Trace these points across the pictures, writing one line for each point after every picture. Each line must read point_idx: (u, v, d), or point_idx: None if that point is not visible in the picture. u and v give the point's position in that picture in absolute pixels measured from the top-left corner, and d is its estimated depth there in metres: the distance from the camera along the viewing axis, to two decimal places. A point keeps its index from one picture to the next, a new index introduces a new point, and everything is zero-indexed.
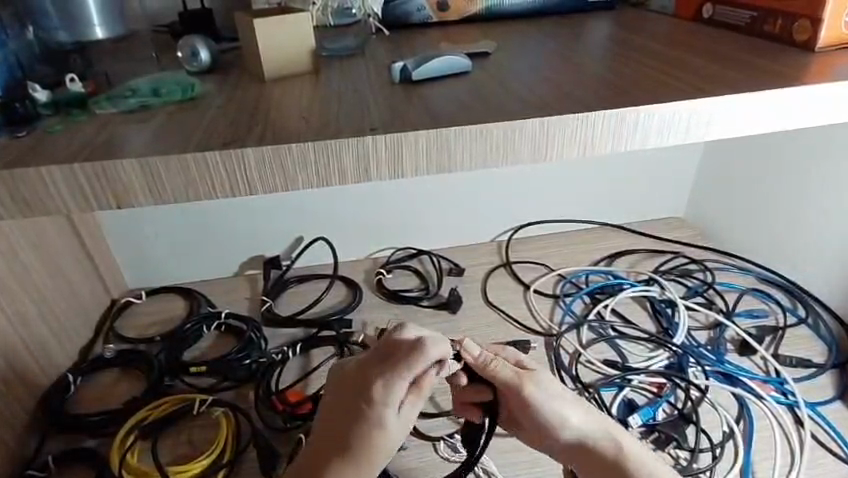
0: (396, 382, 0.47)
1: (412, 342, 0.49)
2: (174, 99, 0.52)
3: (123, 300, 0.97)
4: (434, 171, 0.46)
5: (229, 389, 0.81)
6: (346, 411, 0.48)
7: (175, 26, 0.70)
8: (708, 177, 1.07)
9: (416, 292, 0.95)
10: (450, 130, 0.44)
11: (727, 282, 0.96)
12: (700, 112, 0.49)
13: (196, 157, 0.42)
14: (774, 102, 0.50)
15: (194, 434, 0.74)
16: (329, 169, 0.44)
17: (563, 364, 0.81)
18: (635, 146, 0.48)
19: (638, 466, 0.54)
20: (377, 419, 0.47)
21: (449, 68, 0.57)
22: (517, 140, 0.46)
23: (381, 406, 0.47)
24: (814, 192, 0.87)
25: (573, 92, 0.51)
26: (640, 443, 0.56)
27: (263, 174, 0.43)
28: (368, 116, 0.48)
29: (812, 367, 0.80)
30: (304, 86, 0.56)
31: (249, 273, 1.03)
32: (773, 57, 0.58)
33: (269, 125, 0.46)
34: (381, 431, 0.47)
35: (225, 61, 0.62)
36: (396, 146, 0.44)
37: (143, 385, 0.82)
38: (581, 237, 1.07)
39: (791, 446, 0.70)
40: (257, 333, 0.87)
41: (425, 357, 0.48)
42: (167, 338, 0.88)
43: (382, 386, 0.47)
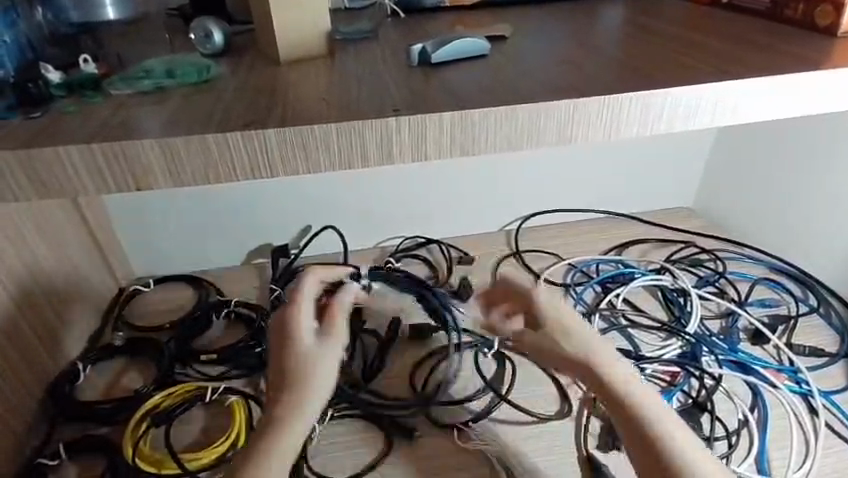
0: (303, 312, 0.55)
1: (295, 286, 0.58)
2: (189, 81, 0.51)
3: (131, 288, 0.96)
4: (456, 154, 0.45)
5: (240, 377, 0.80)
6: (279, 351, 0.52)
7: (186, 8, 0.68)
8: (717, 166, 1.07)
9: (427, 281, 0.95)
10: (474, 113, 0.44)
11: (738, 271, 0.95)
12: (726, 95, 0.48)
13: (217, 139, 0.41)
14: (800, 86, 0.49)
15: (205, 423, 0.74)
16: (352, 152, 0.43)
17: None
18: (659, 129, 0.48)
19: (621, 383, 0.50)
20: (297, 343, 0.52)
21: (467, 50, 0.56)
22: (541, 122, 0.45)
23: (297, 333, 0.53)
24: (829, 182, 0.87)
25: (596, 76, 0.51)
26: (625, 366, 0.52)
27: (285, 156, 0.42)
28: (389, 99, 0.47)
29: (825, 356, 0.80)
30: (320, 69, 0.55)
31: (257, 262, 1.02)
32: (795, 42, 0.57)
33: (289, 108, 0.46)
34: (304, 349, 0.52)
35: (237, 43, 0.61)
36: (419, 128, 0.43)
37: (152, 373, 0.81)
38: (590, 226, 1.06)
39: (806, 435, 0.70)
40: (268, 321, 0.86)
41: (305, 290, 0.57)
42: (177, 326, 0.87)
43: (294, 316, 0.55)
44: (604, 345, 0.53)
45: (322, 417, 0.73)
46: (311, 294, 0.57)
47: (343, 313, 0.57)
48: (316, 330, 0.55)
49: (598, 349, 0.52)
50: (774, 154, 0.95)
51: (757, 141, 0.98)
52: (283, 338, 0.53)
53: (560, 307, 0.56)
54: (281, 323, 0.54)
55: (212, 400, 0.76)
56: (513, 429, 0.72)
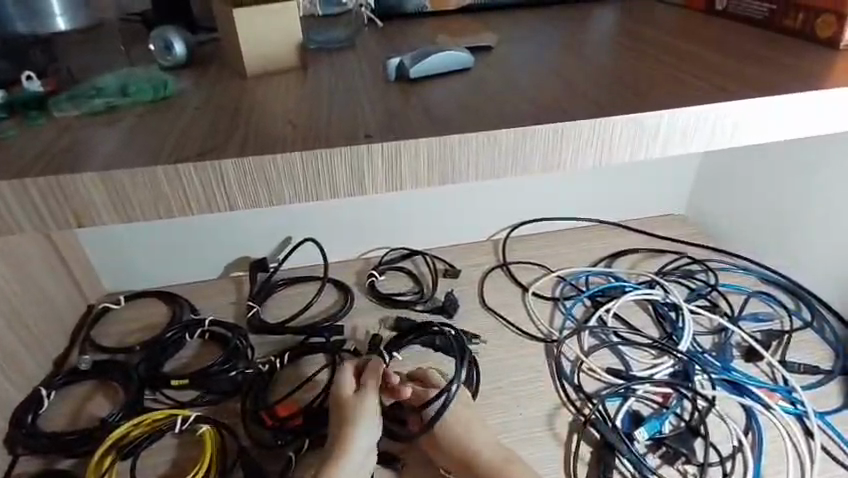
0: (346, 390, 0.64)
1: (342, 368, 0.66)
2: (144, 99, 0.47)
3: (100, 306, 0.92)
4: (435, 183, 0.41)
5: (212, 403, 0.76)
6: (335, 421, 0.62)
7: (149, 14, 0.64)
8: (709, 176, 1.04)
9: (409, 296, 0.91)
10: (455, 138, 0.40)
11: (731, 283, 0.93)
12: (725, 116, 0.44)
13: (167, 172, 0.37)
14: (803, 105, 0.46)
15: (176, 454, 0.70)
16: (319, 181, 0.39)
17: (564, 372, 0.78)
18: (655, 151, 0.44)
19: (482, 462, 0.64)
20: (345, 414, 0.62)
21: (448, 63, 0.52)
22: (528, 146, 0.41)
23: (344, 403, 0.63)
24: (828, 194, 0.83)
25: (588, 92, 0.47)
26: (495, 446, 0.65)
27: (244, 189, 0.38)
28: (362, 120, 0.43)
29: (820, 374, 0.78)
30: (289, 85, 0.51)
31: (235, 276, 0.98)
32: (796, 55, 0.54)
33: (252, 130, 0.42)
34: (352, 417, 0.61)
35: (203, 54, 0.57)
36: (393, 155, 0.39)
37: (121, 399, 0.77)
38: (580, 235, 1.03)
39: (802, 458, 0.68)
40: (244, 341, 0.82)
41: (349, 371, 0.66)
42: (148, 347, 0.83)
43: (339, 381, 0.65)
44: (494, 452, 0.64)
45: (299, 447, 0.69)
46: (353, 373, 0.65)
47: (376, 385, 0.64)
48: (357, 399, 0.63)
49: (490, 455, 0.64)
50: (771, 163, 0.91)
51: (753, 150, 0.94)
52: (337, 403, 0.63)
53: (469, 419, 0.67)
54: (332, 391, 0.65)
55: (183, 430, 0.72)
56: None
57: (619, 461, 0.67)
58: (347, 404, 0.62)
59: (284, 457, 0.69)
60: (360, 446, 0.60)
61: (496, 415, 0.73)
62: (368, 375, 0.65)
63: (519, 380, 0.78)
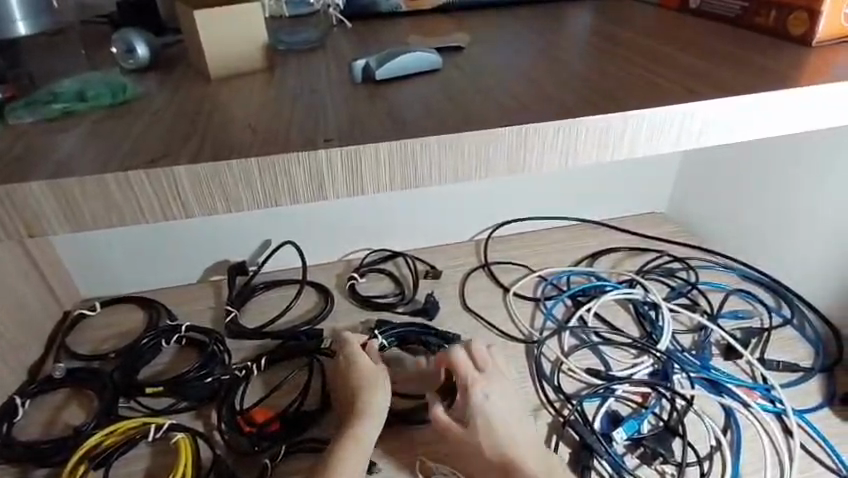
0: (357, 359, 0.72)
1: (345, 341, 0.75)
2: (103, 104, 0.46)
3: (76, 312, 0.90)
4: (398, 187, 0.41)
5: (188, 410, 0.75)
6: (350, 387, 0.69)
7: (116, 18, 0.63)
8: (689, 175, 1.05)
9: (390, 298, 0.90)
10: (417, 142, 0.39)
11: (711, 281, 0.93)
12: (692, 116, 0.44)
13: (118, 180, 0.36)
14: (772, 104, 0.46)
15: (151, 463, 0.69)
16: (278, 187, 0.38)
17: (544, 372, 0.77)
18: (622, 153, 0.44)
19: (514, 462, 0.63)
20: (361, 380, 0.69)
21: (416, 64, 0.51)
22: (492, 150, 0.41)
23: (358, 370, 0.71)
24: (816, 194, 0.82)
25: (555, 93, 0.46)
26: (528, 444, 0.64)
27: (199, 196, 0.38)
28: (324, 124, 0.42)
29: (799, 371, 0.78)
30: (255, 87, 0.50)
31: (214, 280, 0.97)
32: (769, 53, 0.54)
33: (209, 135, 0.41)
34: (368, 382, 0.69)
35: (168, 57, 0.56)
36: (353, 159, 0.39)
37: (95, 407, 0.76)
38: (562, 234, 1.03)
39: (780, 456, 0.68)
40: (220, 345, 0.81)
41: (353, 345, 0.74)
42: (123, 353, 0.82)
43: (351, 351, 0.73)
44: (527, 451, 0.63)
45: (275, 453, 0.68)
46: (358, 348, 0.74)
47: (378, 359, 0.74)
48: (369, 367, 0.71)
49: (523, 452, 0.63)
50: (759, 161, 0.90)
51: (742, 148, 0.93)
52: (351, 370, 0.71)
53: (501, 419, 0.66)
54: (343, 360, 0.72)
55: (157, 438, 0.71)
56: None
57: (597, 461, 0.67)
58: (362, 372, 0.70)
59: (261, 464, 0.68)
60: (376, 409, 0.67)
61: None
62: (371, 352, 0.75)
63: None
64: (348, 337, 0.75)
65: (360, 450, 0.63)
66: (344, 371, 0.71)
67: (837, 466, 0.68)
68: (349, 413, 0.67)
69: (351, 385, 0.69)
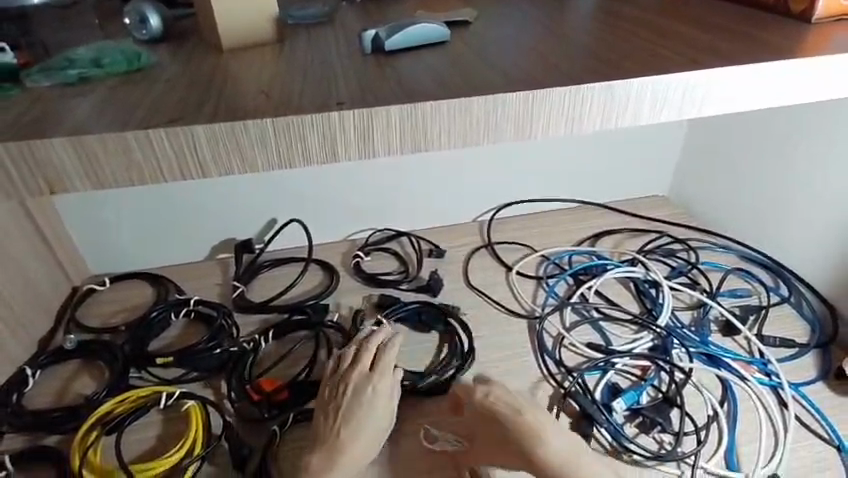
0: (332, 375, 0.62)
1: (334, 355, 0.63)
2: (118, 71, 0.47)
3: (86, 287, 0.92)
4: (408, 150, 0.42)
5: (197, 380, 0.77)
6: (321, 411, 0.60)
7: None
8: (692, 157, 1.06)
9: (394, 276, 0.92)
10: (426, 105, 0.40)
11: (711, 261, 0.94)
12: (693, 86, 0.45)
13: (138, 138, 0.38)
14: (771, 75, 0.47)
15: (162, 429, 0.71)
16: (292, 148, 0.40)
17: (546, 347, 0.79)
18: (625, 121, 0.45)
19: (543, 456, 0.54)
20: (329, 405, 0.59)
21: (424, 36, 0.52)
22: (499, 116, 0.42)
23: (330, 393, 0.60)
24: (830, 166, 0.80)
25: (560, 65, 0.47)
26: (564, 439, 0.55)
27: (216, 155, 0.39)
28: (336, 91, 0.43)
29: (795, 347, 0.80)
30: (265, 58, 0.51)
31: (220, 258, 0.98)
32: (770, 29, 0.55)
33: (224, 101, 0.42)
34: (338, 406, 0.59)
35: (180, 29, 0.57)
36: (365, 122, 0.40)
37: (107, 378, 0.78)
38: (563, 216, 1.04)
39: (775, 427, 0.70)
40: (229, 319, 0.83)
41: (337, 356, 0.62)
42: (133, 326, 0.83)
43: (374, 385, 0.59)
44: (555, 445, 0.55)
45: (284, 421, 0.70)
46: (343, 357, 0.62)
47: (358, 366, 0.60)
48: (345, 383, 0.59)
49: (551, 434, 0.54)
50: (772, 133, 0.89)
51: (757, 119, 0.91)
52: (356, 406, 0.58)
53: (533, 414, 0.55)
54: (355, 392, 0.59)
55: (168, 405, 0.73)
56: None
57: (596, 429, 0.69)
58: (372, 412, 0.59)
59: (269, 430, 0.70)
60: (362, 452, 0.58)
61: None
62: (394, 380, 0.61)
63: (501, 356, 0.79)
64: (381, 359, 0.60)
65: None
66: (343, 406, 0.58)
67: (830, 436, 0.69)
68: (327, 449, 0.58)
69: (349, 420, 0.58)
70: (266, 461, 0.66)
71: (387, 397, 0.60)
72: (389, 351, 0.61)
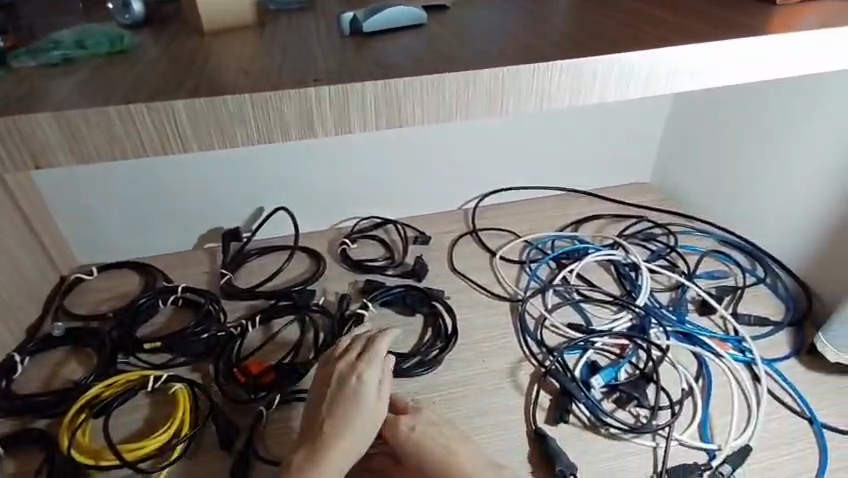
0: (322, 373, 0.64)
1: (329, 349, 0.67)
2: (101, 52, 0.48)
3: (74, 276, 0.92)
4: (383, 125, 0.43)
5: (185, 364, 0.78)
6: (312, 409, 0.61)
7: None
8: (671, 142, 1.07)
9: (380, 262, 0.93)
10: (400, 81, 0.42)
11: (689, 245, 0.96)
12: (658, 64, 0.47)
13: (120, 112, 0.39)
14: (733, 53, 0.48)
15: (150, 411, 0.72)
16: (271, 123, 0.41)
17: (528, 328, 0.81)
18: (593, 98, 0.47)
19: None
20: (316, 403, 0.61)
21: (402, 19, 0.53)
22: (471, 92, 0.43)
23: (318, 391, 0.62)
24: (813, 145, 0.81)
25: (532, 46, 0.49)
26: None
27: (197, 130, 0.40)
28: (314, 69, 0.45)
29: (769, 325, 0.82)
30: (246, 41, 0.52)
31: (208, 247, 0.99)
32: (738, 9, 0.56)
33: (205, 79, 0.43)
34: (323, 402, 0.61)
35: (162, 14, 0.58)
36: (341, 97, 0.41)
37: (95, 363, 0.79)
38: (547, 203, 1.06)
39: (748, 401, 0.72)
40: (216, 305, 0.84)
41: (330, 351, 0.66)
42: (121, 313, 0.84)
43: (361, 374, 0.61)
44: None
45: (271, 401, 0.72)
46: (331, 354, 0.65)
47: (344, 355, 0.64)
48: (332, 379, 0.62)
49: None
50: (755, 115, 0.90)
51: (740, 101, 0.92)
52: (341, 396, 0.60)
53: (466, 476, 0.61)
54: (339, 381, 0.61)
55: (156, 389, 0.74)
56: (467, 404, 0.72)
57: (575, 405, 0.71)
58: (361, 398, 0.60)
59: (256, 411, 0.71)
60: (355, 443, 0.59)
61: (460, 370, 0.76)
62: (384, 372, 0.63)
63: (484, 338, 0.81)
64: (367, 349, 0.64)
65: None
66: (328, 400, 0.60)
67: (802, 409, 0.72)
68: (313, 446, 0.58)
69: (339, 405, 0.60)
70: (253, 441, 0.67)
71: (373, 389, 0.61)
72: (380, 341, 0.65)
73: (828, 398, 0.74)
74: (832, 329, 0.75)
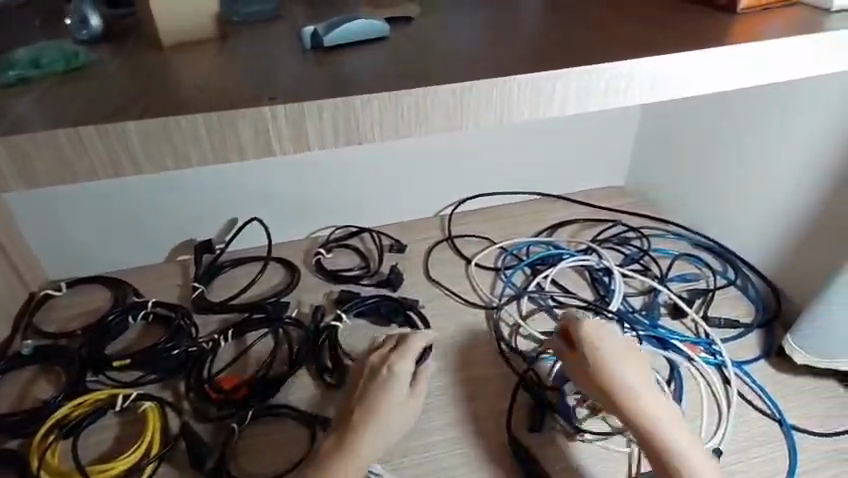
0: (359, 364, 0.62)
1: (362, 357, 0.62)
2: (56, 70, 0.47)
3: (42, 292, 0.90)
4: (342, 143, 0.43)
5: (156, 382, 0.76)
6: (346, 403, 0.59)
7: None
8: (646, 144, 1.07)
9: (356, 271, 0.92)
10: (357, 99, 0.41)
11: (662, 248, 0.98)
12: (615, 79, 0.47)
13: (69, 136, 0.38)
14: (690, 64, 0.49)
15: (121, 431, 0.71)
16: (226, 143, 0.40)
17: (503, 335, 0.82)
18: (553, 112, 0.47)
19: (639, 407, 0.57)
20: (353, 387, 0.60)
21: (364, 31, 0.52)
22: (430, 109, 0.43)
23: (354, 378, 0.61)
24: (779, 149, 0.83)
25: (491, 58, 0.48)
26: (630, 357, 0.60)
27: (149, 152, 0.39)
28: (272, 86, 0.44)
29: (740, 327, 0.84)
30: (206, 56, 0.51)
31: (181, 259, 0.97)
32: (699, 17, 0.56)
33: (160, 97, 0.42)
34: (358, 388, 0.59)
35: (123, 27, 0.57)
36: (297, 116, 0.41)
37: (65, 382, 0.77)
38: (522, 208, 1.06)
39: (719, 404, 0.73)
40: (187, 320, 0.82)
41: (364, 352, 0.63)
42: (91, 330, 0.82)
43: (391, 366, 0.59)
44: (615, 357, 0.59)
45: (243, 418, 0.71)
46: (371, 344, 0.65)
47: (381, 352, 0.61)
48: (368, 370, 0.60)
49: (619, 361, 0.59)
50: (727, 119, 0.91)
51: (712, 105, 0.93)
52: (369, 386, 0.59)
53: (618, 352, 0.60)
54: (368, 375, 0.60)
55: (126, 407, 0.72)
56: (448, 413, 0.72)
57: (548, 413, 0.72)
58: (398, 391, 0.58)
59: (227, 428, 0.70)
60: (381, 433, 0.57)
61: (437, 380, 0.76)
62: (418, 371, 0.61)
63: (460, 347, 0.81)
64: (404, 346, 0.61)
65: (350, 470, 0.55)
66: (358, 389, 0.59)
67: (772, 411, 0.73)
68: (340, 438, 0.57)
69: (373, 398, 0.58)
70: (226, 459, 0.67)
71: (406, 384, 0.59)
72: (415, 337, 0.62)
73: (797, 397, 0.75)
74: (801, 332, 0.76)
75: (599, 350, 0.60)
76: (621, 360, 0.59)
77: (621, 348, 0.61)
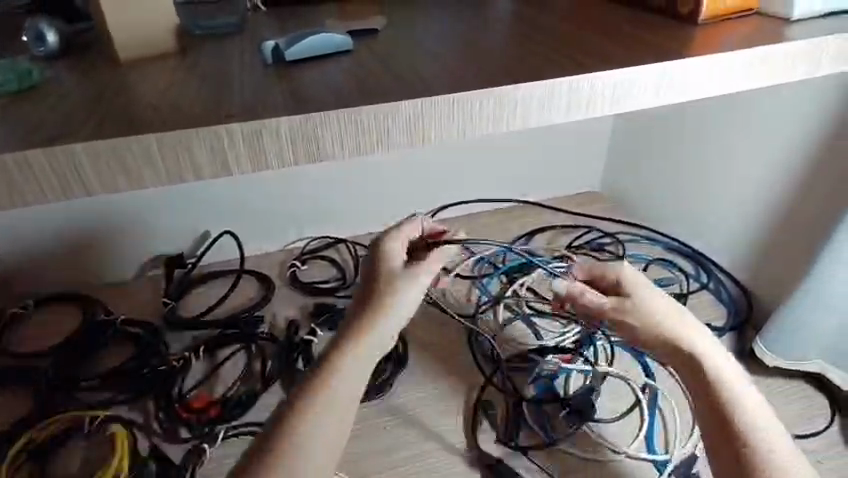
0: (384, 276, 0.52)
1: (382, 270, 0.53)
2: (8, 89, 0.46)
3: (8, 312, 0.88)
4: (302, 162, 0.42)
5: (124, 403, 0.74)
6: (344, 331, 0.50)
7: (33, 10, 0.62)
8: (620, 151, 1.09)
9: (331, 283, 0.91)
10: (316, 117, 0.41)
11: (635, 252, 0.98)
12: (578, 92, 0.47)
13: (16, 160, 0.37)
14: (651, 75, 0.49)
15: (88, 454, 0.69)
16: (181, 163, 0.40)
17: (479, 343, 0.83)
18: (517, 124, 0.46)
19: (706, 375, 0.49)
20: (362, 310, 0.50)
21: (327, 45, 0.52)
22: (390, 125, 0.43)
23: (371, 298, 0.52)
24: (746, 154, 0.84)
25: (454, 71, 0.48)
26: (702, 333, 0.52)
27: (101, 173, 0.38)
28: (230, 103, 0.43)
29: (712, 331, 0.85)
30: (165, 70, 0.50)
31: (152, 274, 0.95)
32: (661, 29, 0.56)
33: (113, 116, 0.41)
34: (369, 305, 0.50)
35: (81, 42, 0.55)
36: (254, 136, 0.40)
37: (30, 404, 0.75)
38: (498, 215, 1.07)
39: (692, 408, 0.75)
40: (157, 337, 0.82)
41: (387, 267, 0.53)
42: (58, 350, 0.80)
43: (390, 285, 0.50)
44: (685, 329, 0.51)
45: (214, 437, 0.69)
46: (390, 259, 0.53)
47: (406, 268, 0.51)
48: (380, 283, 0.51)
49: (686, 329, 0.51)
50: (696, 125, 0.92)
51: (681, 112, 0.94)
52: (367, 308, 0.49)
53: (686, 325, 0.51)
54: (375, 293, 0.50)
55: (94, 429, 0.70)
56: (426, 423, 0.72)
57: (524, 423, 0.72)
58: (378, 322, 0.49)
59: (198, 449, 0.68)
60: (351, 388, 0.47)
61: (414, 391, 0.77)
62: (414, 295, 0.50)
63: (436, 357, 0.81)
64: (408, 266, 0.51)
65: (328, 443, 0.44)
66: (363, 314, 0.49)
67: None
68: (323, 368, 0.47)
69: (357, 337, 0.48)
70: None
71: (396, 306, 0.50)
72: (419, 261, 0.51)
73: (770, 398, 0.76)
74: (769, 336, 0.78)
75: (656, 316, 0.51)
76: (686, 327, 0.51)
77: (692, 326, 0.51)
